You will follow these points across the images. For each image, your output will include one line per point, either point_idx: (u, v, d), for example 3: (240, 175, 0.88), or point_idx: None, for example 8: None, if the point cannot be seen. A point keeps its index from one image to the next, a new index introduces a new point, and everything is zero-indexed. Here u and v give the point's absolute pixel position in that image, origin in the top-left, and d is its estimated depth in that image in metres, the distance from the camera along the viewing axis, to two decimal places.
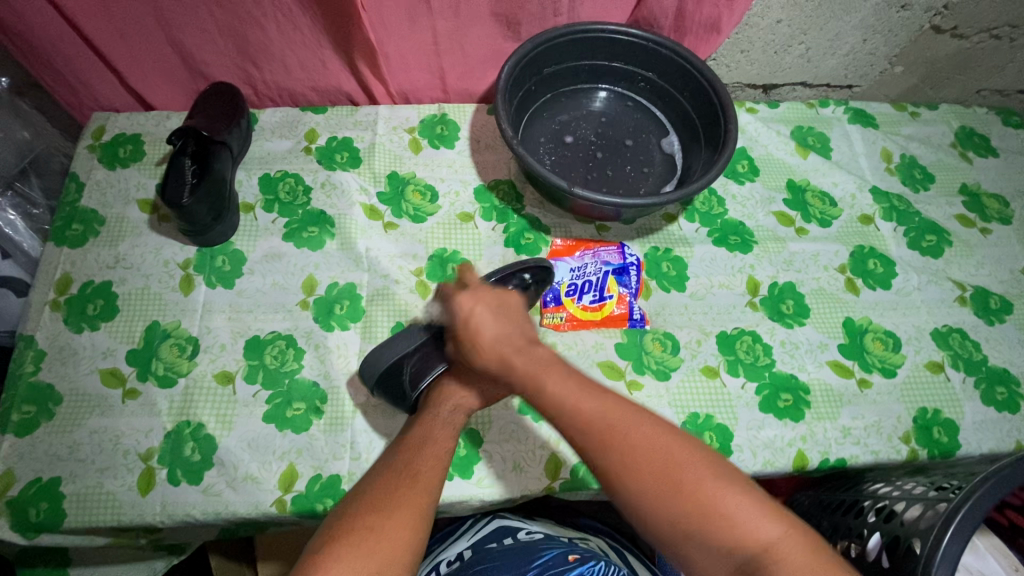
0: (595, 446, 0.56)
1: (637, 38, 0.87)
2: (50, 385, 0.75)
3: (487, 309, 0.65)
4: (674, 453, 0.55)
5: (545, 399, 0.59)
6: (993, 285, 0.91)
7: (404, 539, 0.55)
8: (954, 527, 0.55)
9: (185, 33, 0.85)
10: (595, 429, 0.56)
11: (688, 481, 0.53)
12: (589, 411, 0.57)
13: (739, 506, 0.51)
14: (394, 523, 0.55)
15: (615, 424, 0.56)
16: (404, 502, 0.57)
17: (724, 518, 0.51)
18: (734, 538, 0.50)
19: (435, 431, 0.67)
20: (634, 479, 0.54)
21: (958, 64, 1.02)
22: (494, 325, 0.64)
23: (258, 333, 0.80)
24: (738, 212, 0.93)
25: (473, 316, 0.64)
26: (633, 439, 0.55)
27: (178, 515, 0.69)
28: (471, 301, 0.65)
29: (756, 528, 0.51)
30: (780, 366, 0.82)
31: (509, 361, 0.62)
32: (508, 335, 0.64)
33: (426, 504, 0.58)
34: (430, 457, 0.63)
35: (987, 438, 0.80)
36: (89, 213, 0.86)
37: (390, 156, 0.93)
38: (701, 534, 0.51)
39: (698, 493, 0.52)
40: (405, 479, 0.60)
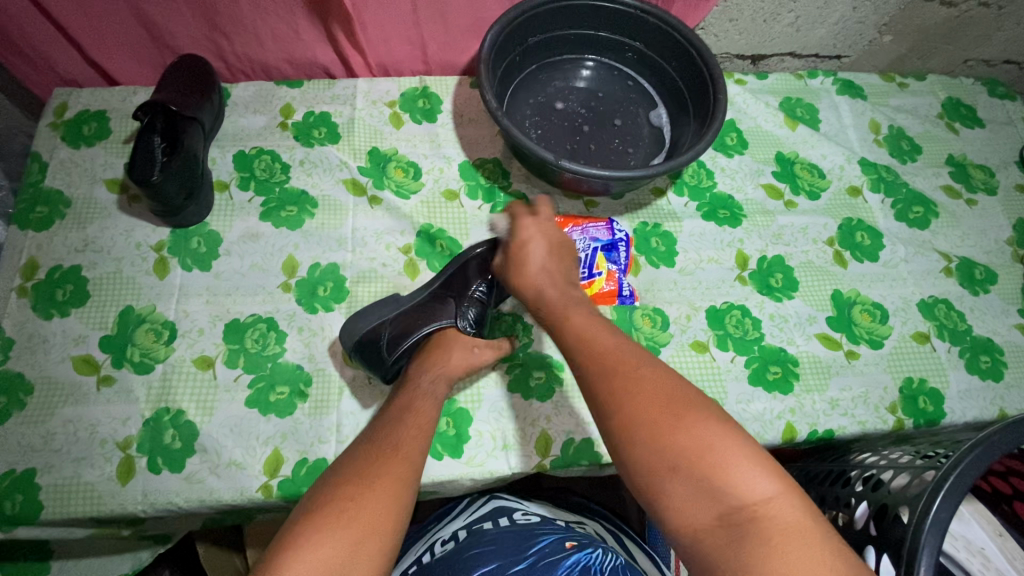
0: (601, 376, 0.58)
1: (625, 5, 0.85)
2: (20, 374, 0.72)
3: (542, 243, 0.72)
4: (678, 391, 0.55)
5: (571, 329, 0.64)
6: (978, 256, 0.92)
7: (385, 506, 0.55)
8: (943, 494, 0.55)
9: (148, 1, 0.80)
10: (603, 357, 0.59)
11: (685, 419, 0.52)
12: (600, 345, 0.60)
13: (734, 455, 0.50)
14: (375, 494, 0.55)
15: (624, 358, 0.59)
16: (385, 473, 0.57)
17: (715, 465, 0.49)
18: (722, 487, 0.48)
19: (416, 403, 0.67)
20: (632, 406, 0.54)
21: (947, 33, 1.01)
22: (544, 257, 0.72)
23: (237, 316, 0.77)
24: (727, 185, 0.92)
25: (529, 244, 0.72)
26: (639, 375, 0.56)
27: (161, 504, 0.67)
28: (534, 230, 0.73)
29: (747, 481, 0.48)
30: (769, 340, 0.82)
31: (544, 291, 0.69)
32: (555, 271, 0.71)
33: (409, 474, 0.58)
34: (414, 429, 0.63)
35: (971, 407, 0.81)
36: (54, 194, 0.82)
37: (370, 131, 0.90)
38: (688, 476, 0.50)
39: (693, 436, 0.51)
40: (387, 451, 0.60)
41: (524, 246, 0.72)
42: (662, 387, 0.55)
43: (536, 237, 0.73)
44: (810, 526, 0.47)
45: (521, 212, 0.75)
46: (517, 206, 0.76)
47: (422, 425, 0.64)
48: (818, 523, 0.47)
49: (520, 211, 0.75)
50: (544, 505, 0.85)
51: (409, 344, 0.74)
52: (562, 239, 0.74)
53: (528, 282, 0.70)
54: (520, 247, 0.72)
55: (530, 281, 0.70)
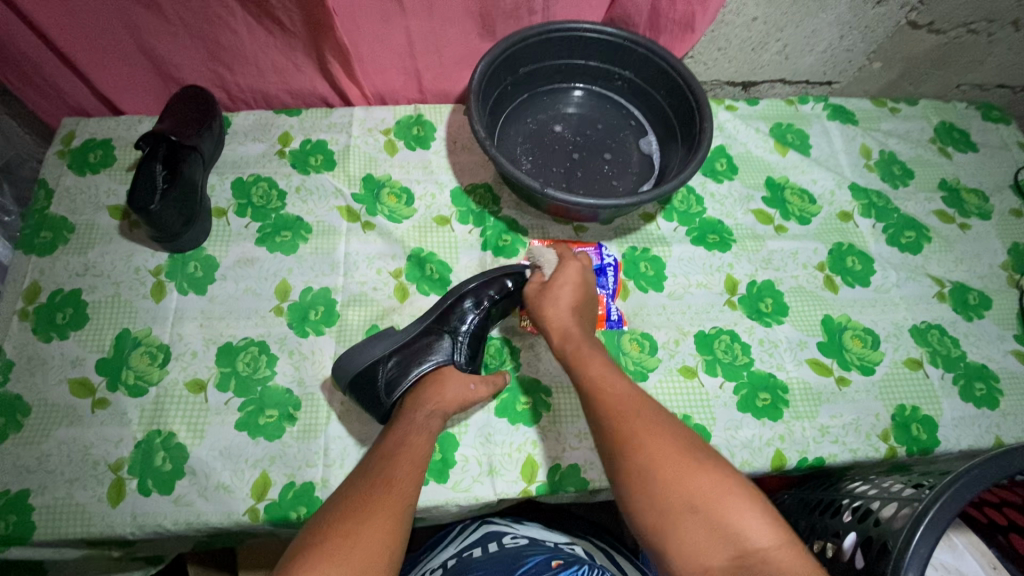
0: (617, 423, 0.61)
1: (613, 36, 0.87)
2: (19, 396, 0.74)
3: (570, 287, 0.75)
4: (694, 445, 0.59)
5: (587, 369, 0.67)
6: (971, 280, 0.91)
7: (381, 545, 0.56)
8: (925, 525, 0.54)
9: (153, 36, 0.83)
10: (614, 404, 0.63)
11: (702, 473, 0.56)
12: (611, 389, 0.64)
13: (741, 502, 0.54)
14: (371, 531, 0.57)
15: (633, 403, 0.63)
16: (378, 510, 0.59)
17: (725, 512, 0.53)
18: (732, 530, 0.52)
19: (409, 437, 0.68)
20: (653, 453, 0.58)
21: (937, 59, 1.01)
22: (575, 296, 0.74)
23: (230, 340, 0.79)
24: (716, 211, 0.93)
25: (563, 285, 0.75)
26: (647, 419, 0.61)
27: (149, 526, 0.68)
28: (571, 272, 0.76)
29: (753, 524, 0.52)
30: (758, 365, 0.82)
31: (570, 333, 0.72)
32: (580, 311, 0.74)
33: (402, 511, 0.60)
34: (408, 464, 0.65)
35: (965, 435, 0.80)
36: (58, 220, 0.84)
37: (365, 158, 0.92)
38: (699, 518, 0.53)
39: (707, 486, 0.55)
40: (380, 486, 0.61)
41: (556, 288, 0.75)
42: (675, 437, 0.59)
43: (570, 284, 0.75)
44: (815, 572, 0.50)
45: (566, 253, 0.79)
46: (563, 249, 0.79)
47: (416, 460, 0.66)
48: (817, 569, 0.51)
49: (564, 250, 0.79)
50: (534, 526, 0.84)
51: (409, 384, 0.75)
52: (589, 283, 0.77)
53: (552, 322, 0.73)
54: (554, 288, 0.75)
55: (556, 322, 0.73)
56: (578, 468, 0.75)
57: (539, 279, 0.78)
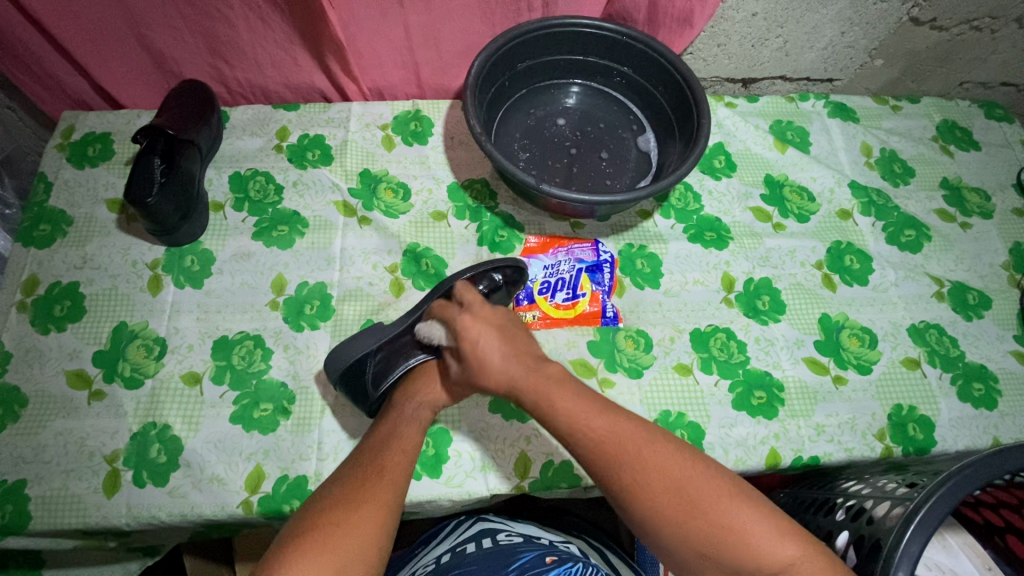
0: (612, 473, 0.58)
1: (611, 32, 0.86)
2: (16, 387, 0.74)
3: (489, 339, 0.66)
4: (693, 474, 0.57)
5: (559, 414, 0.62)
6: (972, 280, 0.91)
7: (370, 533, 0.57)
8: (916, 525, 0.54)
9: (152, 30, 0.84)
10: (605, 448, 0.59)
11: (705, 508, 0.55)
12: (599, 431, 0.60)
13: (756, 529, 0.54)
14: (360, 519, 0.57)
15: (622, 444, 0.59)
16: (368, 500, 0.59)
17: (739, 541, 0.54)
18: (749, 559, 0.53)
19: (401, 428, 0.68)
20: (654, 499, 0.56)
21: (939, 56, 1.00)
22: (501, 346, 0.66)
23: (226, 333, 0.79)
24: (714, 208, 0.92)
25: (481, 345, 0.65)
26: (646, 464, 0.58)
27: (143, 517, 0.69)
28: (476, 326, 0.66)
29: (774, 550, 0.53)
30: (754, 363, 0.82)
31: (518, 383, 0.64)
32: (518, 353, 0.66)
33: (392, 499, 0.60)
34: (398, 453, 0.65)
35: (962, 435, 0.79)
36: (57, 213, 0.85)
37: (363, 153, 0.92)
38: (723, 553, 0.54)
39: (717, 520, 0.55)
40: (371, 475, 0.62)
41: (478, 350, 0.65)
42: (673, 472, 0.57)
43: (483, 334, 0.66)
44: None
45: (454, 312, 0.69)
46: (445, 308, 0.69)
47: (406, 449, 0.66)
48: (839, 568, 0.53)
49: (452, 310, 0.69)
50: (528, 523, 0.84)
51: (398, 375, 0.75)
52: (503, 320, 0.69)
53: (495, 378, 0.65)
54: (474, 350, 0.65)
55: (496, 381, 0.65)
56: (572, 464, 0.75)
57: (453, 352, 0.69)
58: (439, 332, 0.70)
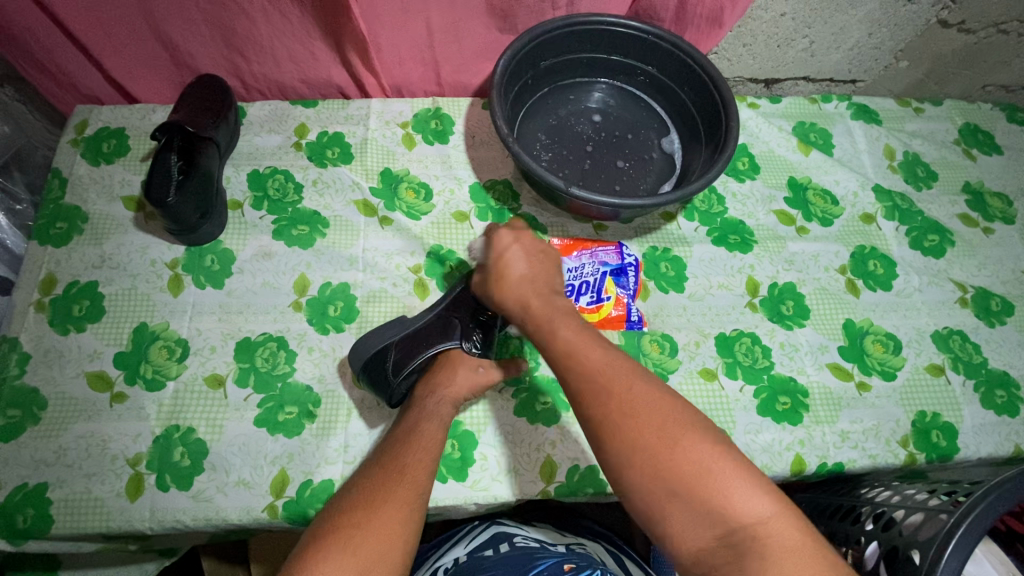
0: (595, 397, 0.54)
1: (638, 30, 0.85)
2: (35, 389, 0.73)
3: (521, 250, 0.67)
4: (675, 414, 0.53)
5: (557, 342, 0.58)
6: (994, 286, 0.90)
7: (393, 530, 0.56)
8: (954, 543, 0.53)
9: (170, 23, 0.82)
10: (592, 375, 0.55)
11: (682, 448, 0.51)
12: (590, 363, 0.56)
13: (734, 476, 0.50)
14: (381, 519, 0.57)
15: (607, 383, 0.54)
16: (391, 500, 0.59)
17: (713, 488, 0.49)
18: (718, 508, 0.49)
19: (422, 424, 0.68)
20: (631, 433, 0.52)
21: (965, 59, 0.99)
22: (527, 267, 0.66)
23: (249, 335, 0.78)
24: (738, 211, 0.92)
25: (507, 255, 0.67)
26: (635, 397, 0.53)
27: (168, 521, 0.68)
28: (511, 241, 0.68)
29: (744, 501, 0.49)
30: (779, 369, 0.81)
31: (528, 303, 0.63)
32: (536, 280, 0.66)
33: (417, 497, 0.60)
34: (420, 452, 0.64)
35: (985, 442, 0.79)
36: (72, 210, 0.83)
37: (383, 152, 0.91)
38: (692, 500, 0.49)
39: (691, 460, 0.50)
40: (393, 476, 0.61)
41: (505, 258, 0.67)
42: (657, 411, 0.53)
43: (516, 247, 0.67)
44: (807, 544, 0.48)
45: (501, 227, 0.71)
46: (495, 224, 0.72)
47: (425, 446, 0.65)
48: (812, 534, 0.49)
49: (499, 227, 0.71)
50: (543, 529, 0.83)
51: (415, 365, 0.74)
52: (543, 249, 0.69)
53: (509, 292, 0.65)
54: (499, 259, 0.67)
55: (510, 294, 0.65)
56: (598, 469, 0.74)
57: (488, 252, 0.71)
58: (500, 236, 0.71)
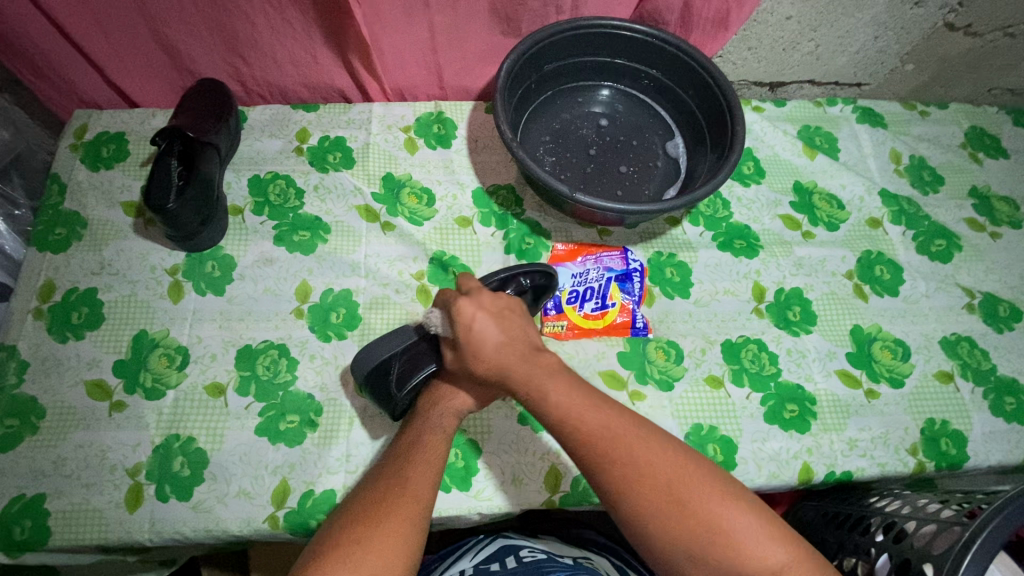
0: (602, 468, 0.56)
1: (642, 34, 0.84)
2: (34, 398, 0.72)
3: (488, 316, 0.61)
4: (684, 474, 0.56)
5: (551, 406, 0.59)
6: (1002, 291, 0.90)
7: (393, 549, 0.55)
8: (969, 558, 0.52)
9: (170, 27, 0.81)
10: (594, 444, 0.57)
11: (697, 509, 0.54)
12: (589, 428, 0.58)
13: (749, 533, 0.54)
14: (381, 538, 0.55)
15: (621, 436, 0.57)
16: (392, 516, 0.57)
17: (730, 545, 0.54)
18: (739, 561, 0.53)
19: (424, 437, 0.66)
20: (648, 502, 0.55)
21: (971, 62, 0.99)
22: (498, 332, 0.61)
23: (250, 342, 0.77)
24: (743, 216, 0.91)
25: (476, 323, 0.60)
26: (643, 464, 0.56)
27: (167, 533, 0.67)
28: (472, 308, 0.61)
29: (761, 553, 0.54)
30: (786, 376, 0.80)
31: (510, 370, 0.61)
32: (512, 342, 0.61)
33: (418, 513, 0.59)
34: (422, 466, 0.63)
35: (995, 450, 0.79)
36: (71, 216, 0.82)
37: (385, 156, 0.90)
38: (714, 555, 0.54)
39: (708, 519, 0.54)
40: (394, 490, 0.60)
41: (474, 329, 0.60)
42: (669, 475, 0.56)
43: (482, 314, 0.61)
44: None
45: (453, 295, 0.63)
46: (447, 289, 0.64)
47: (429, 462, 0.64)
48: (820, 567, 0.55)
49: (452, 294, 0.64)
50: (549, 542, 0.82)
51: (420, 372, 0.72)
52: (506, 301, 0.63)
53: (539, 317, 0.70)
54: (468, 332, 0.60)
55: (488, 365, 0.61)
56: None
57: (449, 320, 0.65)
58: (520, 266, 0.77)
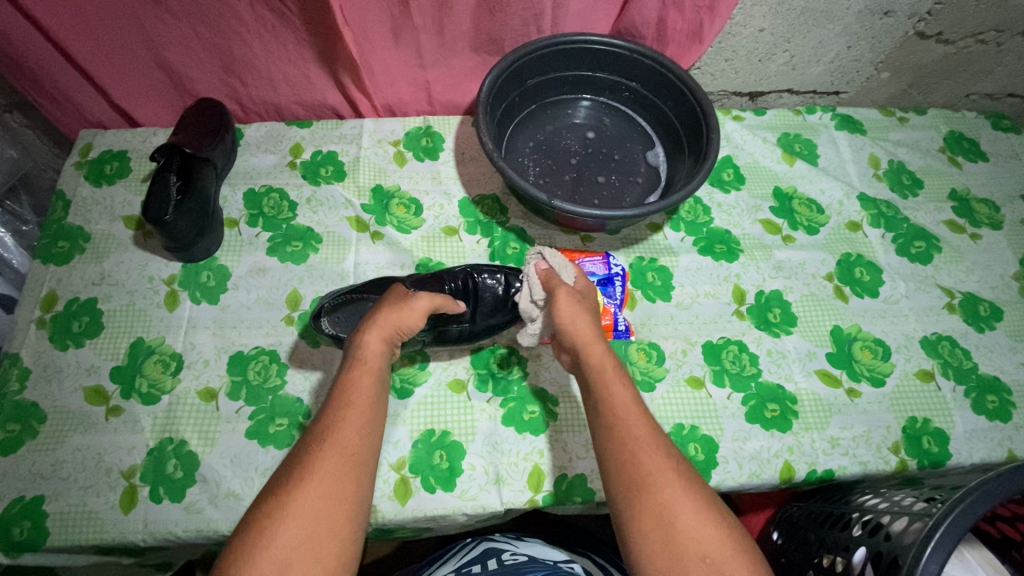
0: (635, 459, 0.58)
1: (620, 48, 0.87)
2: (35, 404, 0.75)
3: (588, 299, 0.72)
4: (701, 492, 0.57)
5: (607, 395, 0.63)
6: (983, 291, 0.91)
7: (324, 507, 0.52)
8: (933, 544, 0.53)
9: (170, 51, 0.85)
10: (628, 442, 0.60)
11: (707, 521, 0.54)
12: (631, 426, 0.61)
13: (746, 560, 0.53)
14: (308, 499, 0.52)
15: (652, 439, 0.60)
16: (320, 474, 0.54)
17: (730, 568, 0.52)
18: None
19: (359, 380, 0.62)
20: (665, 503, 0.55)
21: (946, 69, 1.01)
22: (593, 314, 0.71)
23: (241, 349, 0.80)
24: (724, 221, 0.93)
25: (584, 301, 0.71)
26: (669, 470, 0.57)
27: (160, 533, 0.69)
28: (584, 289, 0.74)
29: None
30: (766, 376, 0.82)
31: (585, 349, 0.67)
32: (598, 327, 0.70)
33: (347, 470, 0.55)
34: (355, 417, 0.59)
35: (978, 448, 0.79)
36: (75, 230, 0.86)
37: (374, 169, 0.94)
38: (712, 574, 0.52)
39: (715, 535, 0.54)
40: (323, 446, 0.56)
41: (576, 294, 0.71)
42: (686, 489, 0.56)
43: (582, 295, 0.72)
44: None
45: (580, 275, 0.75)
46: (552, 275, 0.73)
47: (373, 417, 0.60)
48: None
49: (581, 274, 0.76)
50: (534, 543, 0.83)
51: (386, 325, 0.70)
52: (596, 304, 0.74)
53: (572, 330, 0.68)
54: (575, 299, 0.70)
55: (576, 332, 0.68)
56: (586, 478, 0.75)
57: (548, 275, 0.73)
58: (570, 280, 0.74)
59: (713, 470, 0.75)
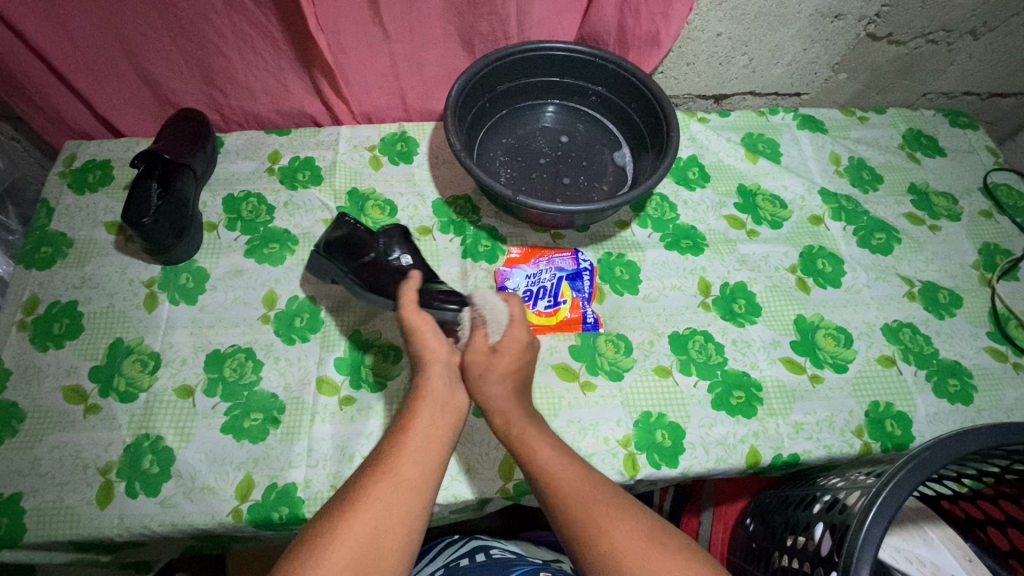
0: (572, 507, 0.57)
1: (584, 54, 0.91)
2: (14, 403, 0.77)
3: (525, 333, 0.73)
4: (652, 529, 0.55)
5: (535, 445, 0.63)
6: (942, 280, 0.93)
7: (375, 528, 0.53)
8: (875, 512, 0.55)
9: (151, 63, 0.89)
10: (561, 490, 0.58)
11: (664, 556, 0.52)
12: (561, 475, 0.59)
13: None
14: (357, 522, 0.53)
15: (587, 484, 0.59)
16: (367, 499, 0.55)
17: None
18: None
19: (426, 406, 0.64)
20: (613, 543, 0.53)
21: (901, 69, 1.05)
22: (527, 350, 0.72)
23: (218, 347, 0.82)
24: (689, 217, 0.96)
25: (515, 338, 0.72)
26: (611, 509, 0.56)
27: (135, 527, 0.70)
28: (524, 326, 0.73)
29: None
30: (731, 364, 0.84)
31: (502, 400, 0.67)
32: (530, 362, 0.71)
33: (401, 494, 0.55)
34: (419, 443, 0.60)
35: (940, 430, 0.81)
36: (58, 236, 0.89)
37: (350, 173, 0.97)
38: None
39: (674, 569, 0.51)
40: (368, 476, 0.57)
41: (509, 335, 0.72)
42: (632, 527, 0.54)
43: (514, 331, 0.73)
44: None
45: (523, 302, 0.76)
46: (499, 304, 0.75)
47: (435, 434, 0.62)
48: None
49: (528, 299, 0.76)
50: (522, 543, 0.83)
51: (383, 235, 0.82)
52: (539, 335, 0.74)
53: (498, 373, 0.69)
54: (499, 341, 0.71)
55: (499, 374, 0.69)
56: None
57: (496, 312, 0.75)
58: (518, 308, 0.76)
59: (680, 456, 0.77)
